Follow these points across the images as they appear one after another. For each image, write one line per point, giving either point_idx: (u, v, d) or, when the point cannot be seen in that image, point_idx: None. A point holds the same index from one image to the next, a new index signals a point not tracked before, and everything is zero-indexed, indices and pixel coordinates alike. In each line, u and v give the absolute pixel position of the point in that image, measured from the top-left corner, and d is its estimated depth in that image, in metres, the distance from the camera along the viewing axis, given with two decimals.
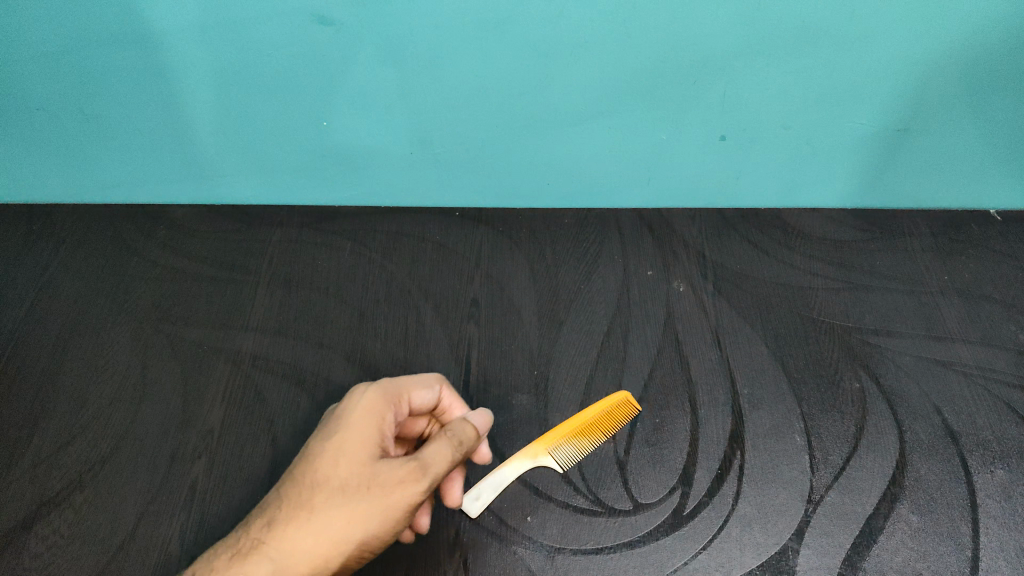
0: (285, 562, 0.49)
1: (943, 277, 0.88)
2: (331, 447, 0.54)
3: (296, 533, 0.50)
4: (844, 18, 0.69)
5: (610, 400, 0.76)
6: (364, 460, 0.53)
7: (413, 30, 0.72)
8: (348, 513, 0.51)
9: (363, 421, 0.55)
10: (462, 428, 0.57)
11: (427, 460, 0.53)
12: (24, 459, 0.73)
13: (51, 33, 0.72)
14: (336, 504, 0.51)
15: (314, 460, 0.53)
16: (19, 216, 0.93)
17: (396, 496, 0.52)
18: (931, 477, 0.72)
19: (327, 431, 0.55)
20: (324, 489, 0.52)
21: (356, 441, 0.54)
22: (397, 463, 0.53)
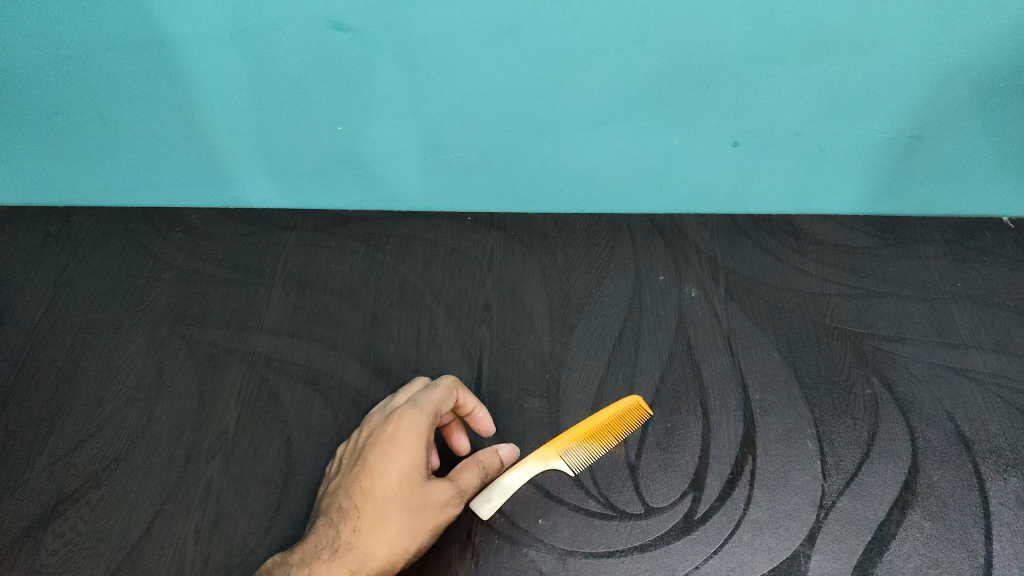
0: (370, 562, 0.62)
1: (956, 284, 0.88)
2: (391, 468, 0.65)
3: (375, 541, 0.62)
4: (857, 25, 0.70)
5: (622, 405, 0.77)
6: (418, 483, 0.65)
7: (428, 35, 0.72)
8: (412, 526, 0.64)
9: (414, 447, 0.66)
10: (489, 458, 0.70)
11: (464, 485, 0.68)
12: (41, 458, 0.74)
13: (72, 37, 0.73)
14: (401, 520, 0.63)
15: (380, 478, 0.65)
16: (38, 219, 0.95)
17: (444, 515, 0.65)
18: (944, 483, 0.72)
19: (385, 451, 0.66)
20: (392, 505, 0.64)
21: (410, 467, 0.66)
22: (445, 486, 0.66)
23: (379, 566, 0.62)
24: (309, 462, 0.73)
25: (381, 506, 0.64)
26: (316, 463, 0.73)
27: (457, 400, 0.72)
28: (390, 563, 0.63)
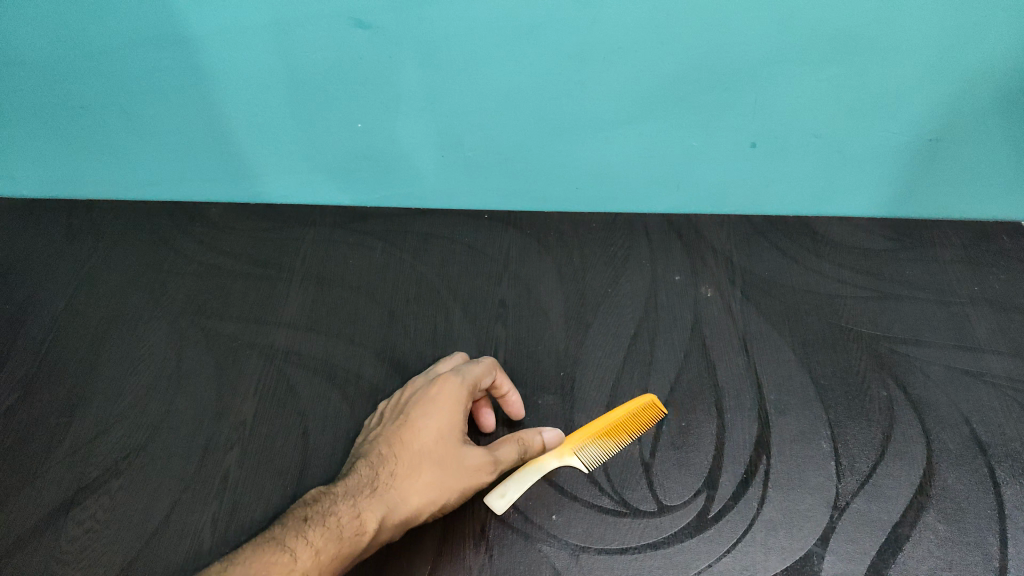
0: (403, 507, 0.62)
1: (974, 288, 0.88)
2: (430, 423, 0.66)
3: (409, 488, 0.62)
4: (878, 26, 0.70)
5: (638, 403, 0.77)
6: (456, 441, 0.65)
7: (449, 33, 0.73)
8: (446, 481, 0.63)
9: (454, 408, 0.67)
10: (532, 437, 0.69)
11: (502, 454, 0.66)
12: (62, 447, 0.75)
13: (98, 32, 0.74)
14: (435, 473, 0.63)
15: (418, 431, 0.66)
16: (61, 212, 0.96)
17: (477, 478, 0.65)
18: (959, 486, 0.72)
19: (426, 409, 0.67)
20: (428, 458, 0.64)
21: (449, 425, 0.66)
22: (483, 450, 0.66)
23: (409, 512, 0.62)
24: (326, 455, 0.74)
25: (418, 456, 0.64)
26: (333, 456, 0.74)
27: (496, 377, 0.72)
28: (419, 514, 0.63)
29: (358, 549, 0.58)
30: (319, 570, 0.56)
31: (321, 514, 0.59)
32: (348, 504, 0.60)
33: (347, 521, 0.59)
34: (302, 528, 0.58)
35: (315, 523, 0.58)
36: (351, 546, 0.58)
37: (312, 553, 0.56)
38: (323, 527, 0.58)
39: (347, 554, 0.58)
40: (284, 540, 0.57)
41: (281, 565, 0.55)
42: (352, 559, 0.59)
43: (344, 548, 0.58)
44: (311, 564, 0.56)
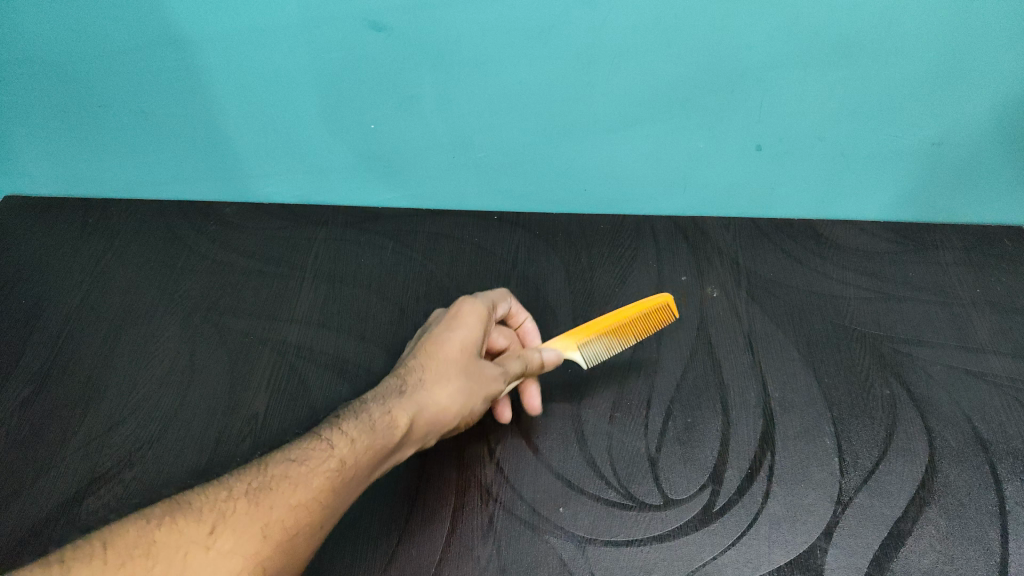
0: (432, 409, 0.63)
1: (976, 289, 0.89)
2: (451, 335, 0.68)
3: (439, 391, 0.64)
4: (881, 32, 0.71)
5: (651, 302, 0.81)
6: (473, 351, 0.68)
7: (461, 36, 0.74)
8: (472, 388, 0.66)
9: (475, 326, 0.69)
10: (531, 352, 0.73)
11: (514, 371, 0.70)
12: (77, 437, 0.76)
13: (117, 32, 0.76)
14: (461, 379, 0.65)
15: (443, 344, 0.67)
16: (77, 211, 0.98)
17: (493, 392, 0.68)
18: (960, 482, 0.73)
19: (448, 326, 0.69)
20: (454, 366, 0.65)
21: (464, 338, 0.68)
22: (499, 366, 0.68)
23: (439, 412, 0.63)
24: None
25: (443, 365, 0.65)
26: None
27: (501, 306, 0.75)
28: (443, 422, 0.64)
29: (391, 443, 0.59)
30: (355, 457, 0.56)
31: (354, 411, 0.60)
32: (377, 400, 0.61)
33: (381, 418, 0.59)
34: (336, 421, 0.59)
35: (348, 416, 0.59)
36: (384, 440, 0.58)
37: (347, 443, 0.57)
38: (355, 421, 0.59)
39: (381, 451, 0.58)
40: (319, 432, 0.58)
41: (315, 452, 0.55)
42: (385, 452, 0.59)
43: (378, 441, 0.58)
44: (346, 453, 0.56)
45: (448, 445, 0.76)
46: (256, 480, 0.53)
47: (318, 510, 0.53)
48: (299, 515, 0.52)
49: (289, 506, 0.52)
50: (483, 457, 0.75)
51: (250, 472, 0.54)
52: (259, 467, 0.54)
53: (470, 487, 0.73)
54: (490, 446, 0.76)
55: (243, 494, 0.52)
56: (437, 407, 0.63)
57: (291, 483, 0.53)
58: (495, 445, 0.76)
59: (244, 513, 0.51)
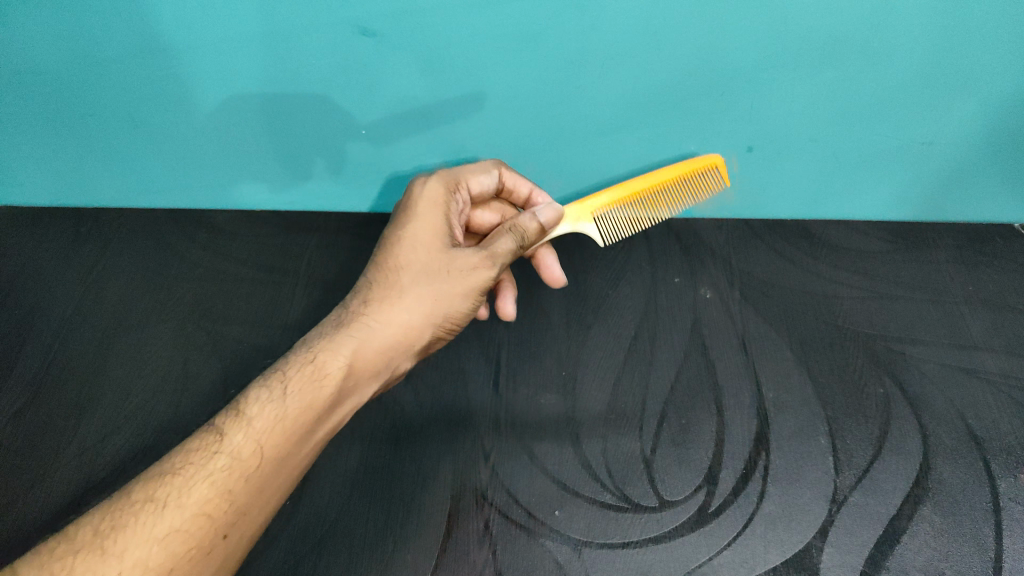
0: (386, 328, 0.68)
1: (967, 287, 0.89)
2: (409, 239, 0.72)
3: (395, 307, 0.69)
4: (869, 32, 0.71)
5: (704, 159, 0.83)
6: (435, 250, 0.72)
7: (451, 41, 0.74)
8: (435, 290, 0.70)
9: (430, 226, 0.73)
10: (522, 222, 0.75)
11: (497, 249, 0.73)
12: (71, 447, 0.76)
13: (107, 41, 0.76)
14: (419, 288, 0.70)
15: (397, 255, 0.71)
16: (69, 219, 0.97)
17: (474, 280, 0.71)
18: (955, 479, 0.73)
19: (404, 229, 0.73)
20: (411, 278, 0.70)
21: (422, 239, 0.72)
22: (473, 250, 0.72)
23: (400, 328, 0.69)
24: (332, 454, 0.76)
25: (401, 278, 0.70)
26: (338, 455, 0.76)
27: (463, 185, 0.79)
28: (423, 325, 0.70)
29: (320, 393, 0.63)
30: (247, 450, 0.59)
31: (275, 373, 0.64)
32: (305, 349, 0.66)
33: (301, 381, 0.63)
34: (236, 404, 0.61)
35: (255, 390, 0.62)
36: (298, 407, 0.62)
37: (241, 433, 0.60)
38: (267, 391, 0.62)
39: (291, 428, 0.61)
40: (224, 416, 0.61)
41: (195, 470, 0.57)
42: (325, 400, 0.63)
43: (298, 400, 0.62)
44: (241, 445, 0.59)
45: (443, 449, 0.76)
46: (112, 510, 0.54)
47: (201, 530, 0.56)
48: (174, 543, 0.54)
49: (157, 533, 0.54)
50: (478, 461, 0.75)
51: (118, 496, 0.56)
52: (129, 488, 0.56)
53: (466, 491, 0.73)
54: (485, 450, 0.76)
55: (100, 531, 0.53)
56: (393, 323, 0.69)
57: (161, 503, 0.55)
58: (490, 449, 0.76)
59: (93, 560, 0.52)
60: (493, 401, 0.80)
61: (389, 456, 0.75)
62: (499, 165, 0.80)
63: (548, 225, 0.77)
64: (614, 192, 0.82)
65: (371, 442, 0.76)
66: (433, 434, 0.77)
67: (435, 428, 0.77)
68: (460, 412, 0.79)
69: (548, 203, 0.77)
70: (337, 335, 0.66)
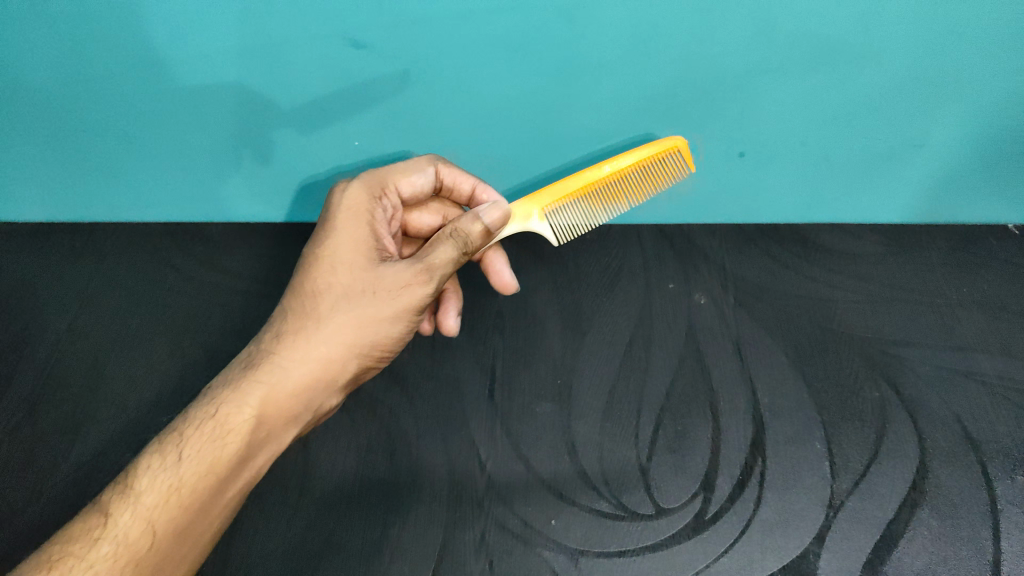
0: (304, 366, 0.67)
1: (962, 289, 0.89)
2: (331, 262, 0.70)
3: (317, 341, 0.67)
4: (858, 36, 0.71)
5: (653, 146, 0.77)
6: (361, 272, 0.70)
7: (440, 51, 0.75)
8: (360, 319, 0.68)
9: (352, 246, 0.71)
10: (463, 226, 0.72)
11: (433, 261, 0.70)
12: (67, 463, 0.76)
13: (98, 56, 0.76)
14: (342, 318, 0.68)
15: (317, 282, 0.69)
16: (63, 232, 0.97)
17: (405, 301, 0.69)
18: (951, 483, 0.73)
19: (324, 249, 0.70)
20: (333, 307, 0.68)
21: (346, 259, 0.70)
22: (405, 266, 0.69)
23: (323, 363, 0.68)
24: (328, 466, 0.76)
25: (321, 309, 0.68)
26: (334, 467, 0.76)
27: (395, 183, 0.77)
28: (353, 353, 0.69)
29: (221, 455, 0.63)
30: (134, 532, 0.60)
31: (173, 434, 0.63)
32: (209, 401, 0.65)
33: (201, 445, 0.63)
34: (127, 474, 0.61)
35: (150, 456, 0.62)
36: (193, 475, 0.62)
37: (129, 512, 0.60)
38: (161, 460, 0.62)
39: (184, 501, 0.61)
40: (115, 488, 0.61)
41: (74, 561, 0.58)
42: (230, 458, 0.63)
43: (195, 467, 0.62)
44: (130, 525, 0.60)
45: (438, 459, 0.76)
46: None
47: None
48: None
49: None
50: (473, 471, 0.75)
51: None
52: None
53: (462, 502, 0.73)
54: (481, 459, 0.76)
55: None
56: (311, 360, 0.67)
57: None
58: (485, 458, 0.76)
59: None
60: (488, 411, 0.79)
61: (385, 468, 0.75)
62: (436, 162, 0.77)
63: (495, 226, 0.73)
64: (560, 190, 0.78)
65: (366, 454, 0.76)
66: (429, 444, 0.77)
67: (430, 438, 0.77)
68: (455, 422, 0.79)
69: (493, 204, 0.73)
70: (246, 383, 0.65)
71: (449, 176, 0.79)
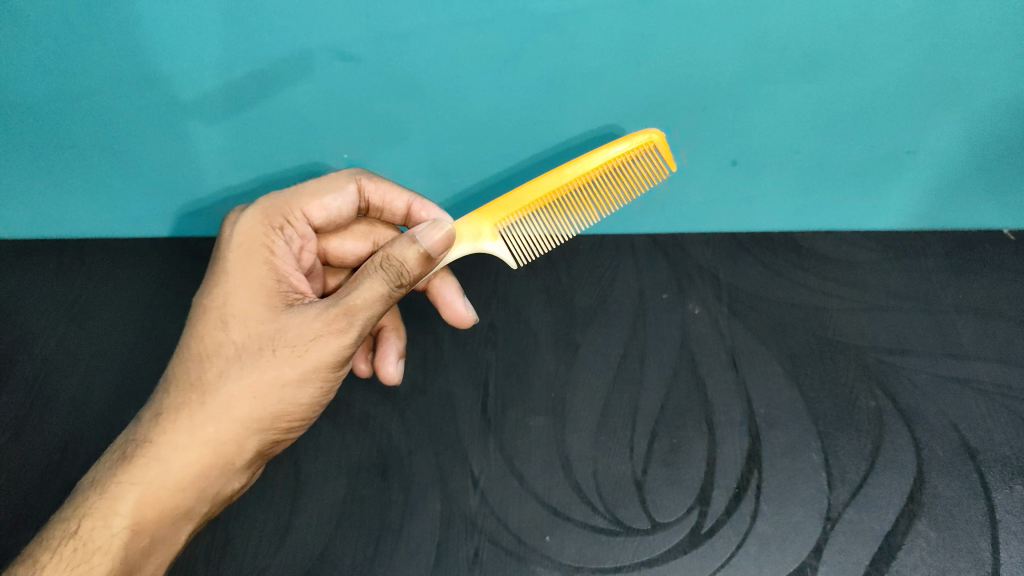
0: (189, 450, 0.60)
1: (958, 295, 0.89)
2: (229, 319, 0.63)
3: (208, 416, 0.60)
4: (850, 44, 0.71)
5: (619, 148, 0.72)
6: (265, 320, 0.63)
7: (428, 63, 0.74)
8: (258, 386, 0.61)
9: (250, 299, 0.64)
10: (387, 255, 0.65)
11: (352, 302, 0.63)
12: (56, 484, 0.76)
13: (83, 73, 0.75)
14: (237, 387, 0.61)
15: (210, 346, 0.63)
16: (51, 249, 0.97)
17: (317, 354, 0.62)
18: (950, 493, 0.73)
19: (218, 304, 0.64)
20: (228, 373, 0.62)
21: (246, 307, 0.64)
22: (316, 316, 0.62)
23: (215, 441, 0.60)
24: (319, 484, 0.75)
25: (214, 379, 0.61)
26: (325, 485, 0.75)
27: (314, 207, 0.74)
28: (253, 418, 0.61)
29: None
30: None
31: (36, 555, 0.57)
32: (74, 511, 0.58)
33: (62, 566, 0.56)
34: None
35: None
36: None
37: None
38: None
39: None
40: None
41: None
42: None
43: None
44: None
45: (430, 476, 0.75)
46: None
47: None
48: None
49: None
50: (466, 487, 0.74)
51: None
52: None
53: (454, 519, 0.72)
54: (473, 475, 0.75)
55: None
56: (198, 438, 0.60)
57: None
58: (478, 474, 0.75)
59: None
60: (481, 425, 0.79)
61: (376, 485, 0.75)
62: (356, 180, 0.74)
63: (434, 249, 0.66)
64: (511, 204, 0.74)
65: (358, 471, 0.76)
66: (421, 461, 0.76)
67: (422, 455, 0.77)
68: (447, 437, 0.78)
69: (428, 228, 0.67)
70: (117, 486, 0.58)
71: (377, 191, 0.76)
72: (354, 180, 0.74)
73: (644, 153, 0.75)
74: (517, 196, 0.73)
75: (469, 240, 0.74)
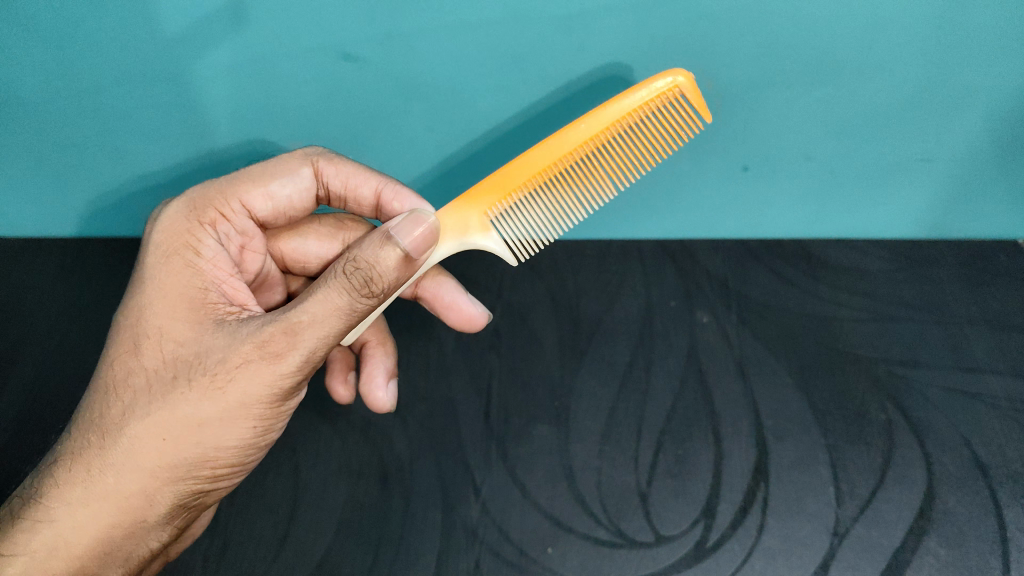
0: (97, 494, 0.51)
1: (972, 307, 0.87)
2: (145, 337, 0.53)
3: (117, 455, 0.51)
4: (864, 49, 0.70)
5: (616, 107, 0.64)
6: (187, 341, 0.53)
7: (435, 64, 0.73)
8: (176, 421, 0.51)
9: (171, 313, 0.54)
10: (346, 261, 0.54)
11: (294, 320, 0.52)
12: None
13: (85, 71, 0.74)
14: (150, 422, 0.51)
15: (123, 371, 0.53)
16: (55, 248, 0.96)
17: (245, 387, 0.52)
18: (961, 510, 0.71)
19: (136, 319, 0.54)
20: (140, 406, 0.51)
21: (163, 324, 0.53)
22: (247, 337, 0.52)
23: (127, 485, 0.51)
24: (318, 491, 0.74)
25: (125, 410, 0.52)
26: (325, 493, 0.74)
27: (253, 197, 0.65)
28: (166, 464, 0.51)
29: None
30: None
31: None
32: None
33: None
34: None
35: None
36: None
37: None
38: None
39: None
40: None
41: None
42: None
43: None
44: None
45: (431, 485, 0.74)
46: None
47: None
48: None
49: None
50: (468, 497, 0.73)
51: None
52: None
53: (455, 528, 0.71)
54: (475, 485, 0.74)
55: None
56: (106, 480, 0.51)
57: None
58: (480, 484, 0.74)
59: None
60: (483, 433, 0.78)
61: (376, 493, 0.74)
62: (312, 165, 0.67)
63: (411, 249, 0.56)
64: (500, 184, 0.64)
65: (358, 479, 0.75)
66: (422, 469, 0.75)
67: (424, 463, 0.76)
68: (449, 445, 0.77)
69: (402, 230, 0.56)
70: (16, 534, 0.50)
71: (336, 176, 0.68)
72: (308, 163, 0.67)
73: (647, 116, 0.66)
74: (506, 173, 0.64)
75: (456, 233, 0.65)
